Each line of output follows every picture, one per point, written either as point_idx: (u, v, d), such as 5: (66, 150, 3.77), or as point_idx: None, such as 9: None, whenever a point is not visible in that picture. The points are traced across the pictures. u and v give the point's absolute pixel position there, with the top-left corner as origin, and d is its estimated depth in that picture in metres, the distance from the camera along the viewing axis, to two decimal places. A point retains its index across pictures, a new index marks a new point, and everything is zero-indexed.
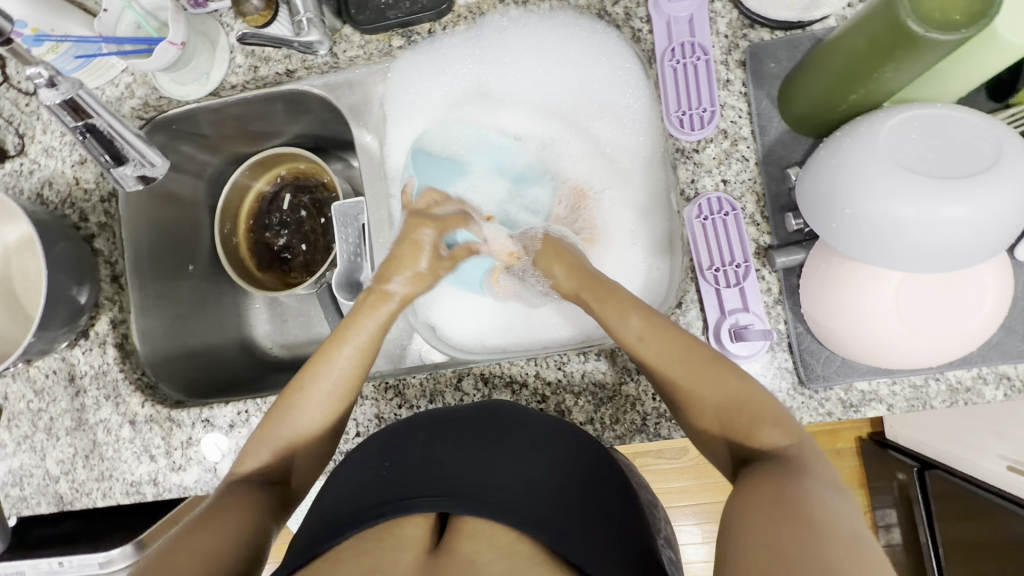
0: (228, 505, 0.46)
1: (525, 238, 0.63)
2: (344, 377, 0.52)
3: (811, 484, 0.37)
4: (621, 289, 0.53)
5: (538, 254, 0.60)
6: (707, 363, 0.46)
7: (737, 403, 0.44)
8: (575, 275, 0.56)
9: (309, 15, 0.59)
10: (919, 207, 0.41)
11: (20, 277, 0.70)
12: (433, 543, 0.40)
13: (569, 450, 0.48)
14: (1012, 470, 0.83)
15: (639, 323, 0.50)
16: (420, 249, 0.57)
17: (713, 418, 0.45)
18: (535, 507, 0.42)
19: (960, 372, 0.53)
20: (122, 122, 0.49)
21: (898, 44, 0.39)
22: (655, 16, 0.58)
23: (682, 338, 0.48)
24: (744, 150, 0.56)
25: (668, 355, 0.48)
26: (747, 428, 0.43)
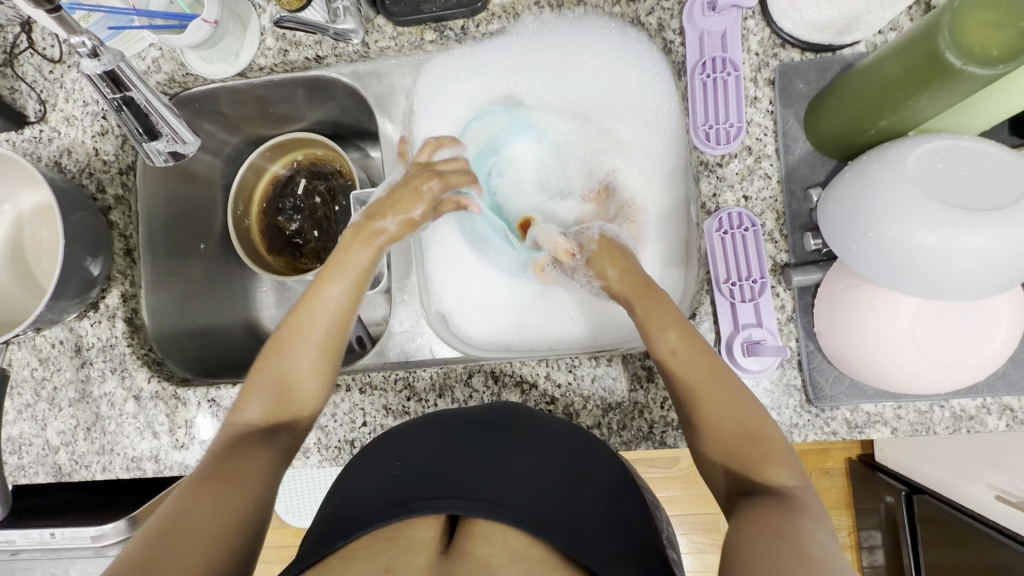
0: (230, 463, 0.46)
1: (580, 239, 0.63)
2: (330, 333, 0.54)
3: (813, 523, 0.38)
4: (670, 304, 0.54)
5: (592, 255, 0.61)
6: (731, 391, 0.48)
7: (753, 435, 0.46)
8: (626, 281, 0.58)
9: (345, 4, 0.59)
10: (943, 237, 0.41)
11: (33, 245, 0.70)
12: (443, 546, 0.40)
13: (581, 454, 0.49)
14: (999, 499, 0.85)
15: (676, 339, 0.51)
16: (420, 198, 0.60)
17: (721, 443, 0.46)
18: (546, 513, 0.42)
19: (964, 401, 0.54)
20: (159, 98, 0.49)
21: (936, 74, 0.40)
22: (689, 29, 0.58)
23: (714, 361, 0.50)
24: (767, 167, 0.57)
25: (698, 371, 0.49)
26: (755, 461, 0.44)
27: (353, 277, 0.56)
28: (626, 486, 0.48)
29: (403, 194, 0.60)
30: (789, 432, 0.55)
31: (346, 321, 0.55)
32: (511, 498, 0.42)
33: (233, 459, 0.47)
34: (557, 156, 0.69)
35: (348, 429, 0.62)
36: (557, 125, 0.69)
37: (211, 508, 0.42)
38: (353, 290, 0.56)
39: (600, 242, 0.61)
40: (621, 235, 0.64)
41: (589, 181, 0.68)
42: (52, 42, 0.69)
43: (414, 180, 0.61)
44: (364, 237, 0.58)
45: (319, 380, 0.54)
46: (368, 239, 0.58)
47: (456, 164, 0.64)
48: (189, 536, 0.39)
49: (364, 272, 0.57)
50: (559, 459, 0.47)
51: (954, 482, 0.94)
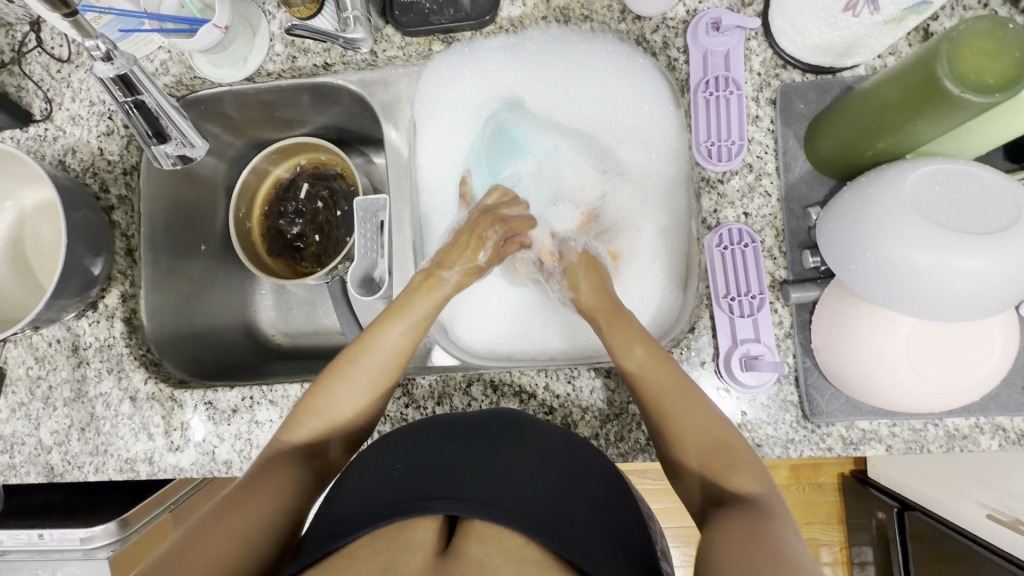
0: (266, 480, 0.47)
1: (563, 249, 0.66)
2: (381, 371, 0.54)
3: (783, 532, 0.38)
4: (633, 320, 0.56)
5: (569, 266, 0.63)
6: (693, 402, 0.49)
7: (719, 446, 0.46)
8: (597, 296, 0.59)
9: (355, 13, 0.59)
10: (938, 258, 0.42)
11: (34, 243, 0.70)
12: (440, 547, 0.40)
13: (583, 464, 0.49)
14: (990, 518, 0.86)
15: (642, 355, 0.52)
16: (480, 242, 0.62)
17: (693, 454, 0.46)
18: (544, 518, 0.42)
19: (958, 420, 0.54)
20: (170, 102, 0.50)
21: (931, 100, 0.41)
22: (692, 48, 0.59)
23: (677, 373, 0.51)
24: (767, 185, 0.58)
25: (664, 385, 0.50)
26: (723, 472, 0.45)
27: (414, 319, 0.57)
28: (625, 499, 0.48)
29: (468, 237, 0.62)
30: (785, 447, 0.56)
31: (399, 361, 0.55)
32: (508, 502, 0.42)
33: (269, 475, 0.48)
34: (556, 165, 0.71)
35: None
36: (556, 136, 0.71)
37: (236, 525, 0.43)
38: (412, 333, 0.56)
39: (579, 257, 0.63)
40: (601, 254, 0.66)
41: (589, 193, 0.70)
42: (60, 41, 0.69)
43: (477, 226, 0.63)
44: (430, 281, 0.60)
45: (359, 412, 0.54)
46: (432, 283, 0.59)
47: (518, 211, 0.66)
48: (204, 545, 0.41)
49: (424, 314, 0.58)
50: (559, 468, 0.47)
51: (945, 500, 0.95)
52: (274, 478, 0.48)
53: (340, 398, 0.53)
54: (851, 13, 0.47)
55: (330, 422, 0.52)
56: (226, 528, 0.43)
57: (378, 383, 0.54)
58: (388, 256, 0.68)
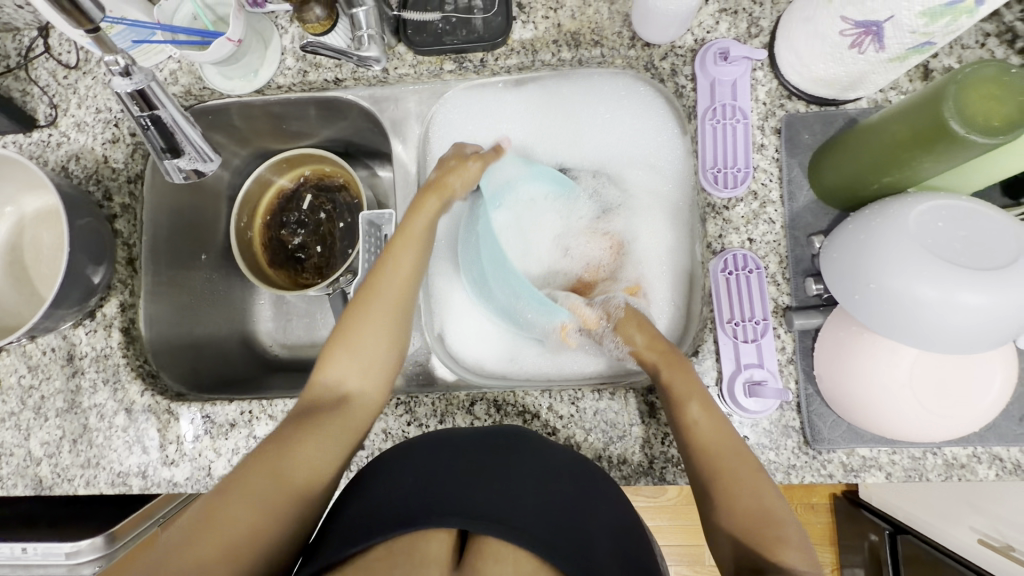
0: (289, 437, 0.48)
1: (608, 308, 0.62)
2: (397, 295, 0.55)
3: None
4: (694, 376, 0.54)
5: (618, 322, 0.60)
6: (750, 470, 0.48)
7: (767, 516, 0.45)
8: (656, 347, 0.57)
9: (370, 32, 0.60)
10: (941, 292, 0.43)
11: (32, 249, 0.69)
12: (455, 562, 0.40)
13: (592, 481, 0.49)
14: (981, 543, 0.87)
15: (698, 410, 0.52)
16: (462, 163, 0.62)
17: (738, 516, 0.45)
18: (557, 538, 0.42)
19: (956, 449, 0.55)
20: (184, 116, 0.49)
21: (938, 140, 0.42)
22: (701, 76, 0.61)
23: (735, 442, 0.50)
24: (772, 213, 0.59)
25: (719, 445, 0.50)
26: (770, 541, 0.43)
27: (416, 249, 0.58)
28: (626, 518, 0.49)
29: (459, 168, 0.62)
30: (787, 473, 0.56)
31: (406, 293, 0.56)
32: (523, 520, 0.42)
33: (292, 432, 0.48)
34: (533, 211, 0.68)
35: None
36: (534, 185, 0.67)
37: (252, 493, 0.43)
38: (416, 263, 0.58)
39: (625, 311, 0.61)
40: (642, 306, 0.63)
41: (590, 249, 0.67)
42: (69, 48, 0.69)
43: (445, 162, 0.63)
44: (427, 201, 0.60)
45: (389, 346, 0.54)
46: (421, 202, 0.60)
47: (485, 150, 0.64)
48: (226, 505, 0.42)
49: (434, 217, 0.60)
50: (566, 484, 0.48)
51: (936, 523, 0.96)
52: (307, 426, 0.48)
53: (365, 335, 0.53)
54: (857, 50, 0.48)
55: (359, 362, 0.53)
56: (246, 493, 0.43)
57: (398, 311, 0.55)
58: None
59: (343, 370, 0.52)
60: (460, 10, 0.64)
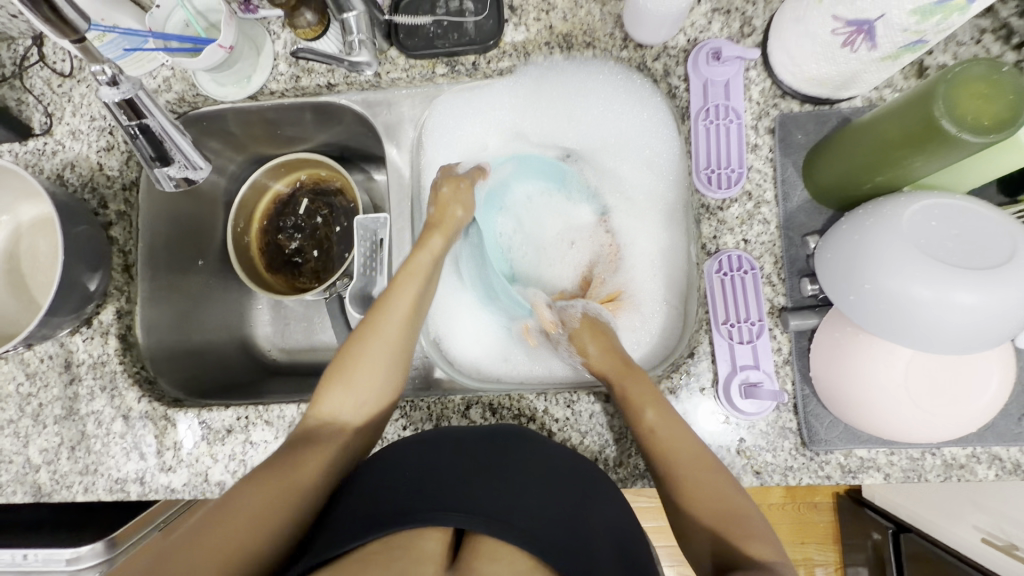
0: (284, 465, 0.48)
1: (564, 316, 0.66)
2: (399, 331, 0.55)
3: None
4: (648, 383, 0.55)
5: (573, 330, 0.63)
6: (712, 471, 0.49)
7: (732, 510, 0.47)
8: (606, 357, 0.59)
9: (361, 37, 0.59)
10: (936, 292, 0.43)
11: (29, 257, 0.69)
12: (449, 559, 0.40)
13: (587, 482, 0.49)
14: (985, 542, 0.85)
15: (655, 416, 0.52)
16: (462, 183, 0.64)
17: (706, 513, 0.47)
18: (553, 536, 0.42)
19: (955, 449, 0.55)
20: (173, 126, 0.50)
21: (930, 140, 0.42)
22: (693, 76, 0.60)
23: (698, 447, 0.51)
24: (766, 213, 0.58)
25: (675, 448, 0.50)
26: (737, 534, 0.45)
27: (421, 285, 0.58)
28: (622, 519, 0.48)
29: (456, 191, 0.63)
30: (784, 475, 0.56)
31: (409, 327, 0.56)
32: (520, 520, 0.42)
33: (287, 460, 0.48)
34: (536, 209, 0.72)
35: None
36: (528, 181, 0.72)
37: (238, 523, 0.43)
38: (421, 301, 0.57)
39: (581, 321, 0.64)
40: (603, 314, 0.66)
41: (587, 248, 0.70)
42: (62, 56, 0.69)
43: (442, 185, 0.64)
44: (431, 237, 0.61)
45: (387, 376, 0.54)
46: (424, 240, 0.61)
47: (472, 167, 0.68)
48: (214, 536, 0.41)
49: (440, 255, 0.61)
50: (564, 485, 0.48)
51: (940, 522, 0.95)
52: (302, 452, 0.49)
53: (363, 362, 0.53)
54: (849, 49, 0.48)
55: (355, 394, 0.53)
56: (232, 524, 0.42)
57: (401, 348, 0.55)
58: (387, 274, 0.69)
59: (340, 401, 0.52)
60: (452, 13, 0.63)
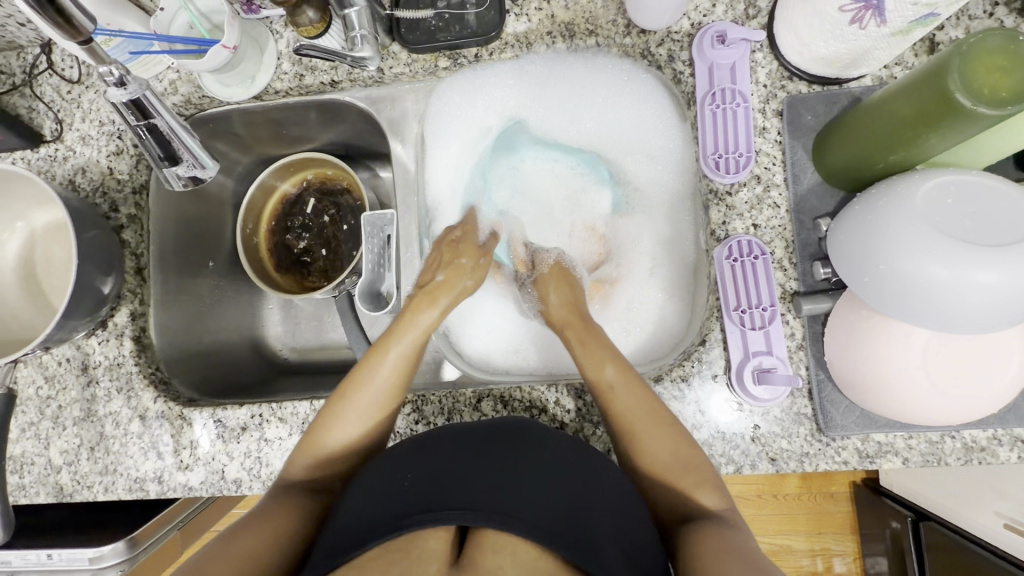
0: (260, 523, 0.47)
1: (536, 260, 0.68)
2: (385, 391, 0.54)
3: (745, 540, 0.44)
4: (605, 342, 0.57)
5: (539, 277, 0.65)
6: (668, 429, 0.51)
7: (688, 463, 0.49)
8: (566, 309, 0.61)
9: (363, 32, 0.59)
10: (953, 271, 0.42)
11: (44, 263, 0.70)
12: (453, 557, 0.41)
13: (598, 476, 0.49)
14: (1008, 528, 0.84)
15: (614, 373, 0.54)
16: (457, 248, 0.64)
17: (665, 470, 0.50)
18: (564, 531, 0.42)
19: (975, 432, 0.54)
20: (181, 124, 0.50)
21: (945, 114, 0.41)
22: (698, 61, 0.60)
23: (654, 403, 0.52)
24: (776, 197, 0.58)
25: (635, 412, 0.51)
26: (691, 484, 0.49)
27: (408, 344, 0.56)
28: (637, 509, 0.48)
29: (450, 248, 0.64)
30: (800, 461, 0.55)
31: (397, 388, 0.55)
32: (527, 516, 0.42)
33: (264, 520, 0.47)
34: (540, 172, 0.73)
35: None
36: (536, 153, 0.73)
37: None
38: (408, 357, 0.56)
39: (552, 267, 0.66)
40: (574, 265, 0.69)
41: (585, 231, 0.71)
42: (70, 63, 0.70)
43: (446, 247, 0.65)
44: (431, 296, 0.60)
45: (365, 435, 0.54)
46: (432, 297, 0.60)
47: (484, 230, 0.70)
48: None
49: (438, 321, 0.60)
50: (577, 480, 0.47)
51: (962, 509, 0.94)
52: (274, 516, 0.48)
53: (341, 427, 0.52)
54: (858, 26, 0.47)
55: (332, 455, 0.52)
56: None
57: (381, 409, 0.54)
58: (395, 270, 0.69)
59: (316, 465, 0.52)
60: (453, 6, 0.63)
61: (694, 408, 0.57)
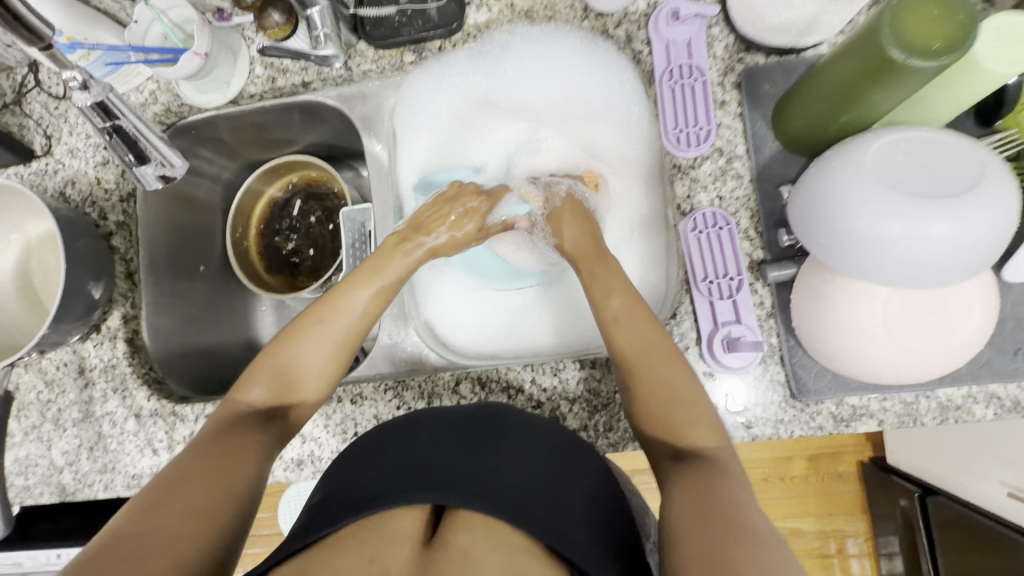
0: (227, 443, 0.47)
1: (549, 193, 0.66)
2: (349, 327, 0.56)
3: (739, 490, 0.42)
4: (617, 272, 0.57)
5: (553, 211, 0.64)
6: (674, 365, 0.50)
7: (680, 399, 0.48)
8: (581, 241, 0.61)
9: (326, 31, 0.62)
10: (907, 226, 0.42)
11: (40, 271, 0.73)
12: (427, 537, 0.41)
13: (578, 461, 0.49)
14: (1011, 497, 0.83)
15: (619, 303, 0.55)
16: (468, 215, 0.65)
17: (658, 421, 0.48)
18: (535, 510, 0.42)
19: (950, 391, 0.54)
20: (146, 125, 0.53)
21: (884, 70, 0.41)
22: (655, 39, 0.61)
23: (658, 335, 0.52)
24: (739, 167, 0.58)
25: (641, 343, 0.51)
26: (677, 427, 0.48)
27: (381, 284, 0.59)
28: (606, 488, 0.49)
29: (442, 206, 0.64)
30: (776, 428, 0.55)
31: (367, 324, 0.58)
32: (499, 495, 0.43)
33: (229, 440, 0.48)
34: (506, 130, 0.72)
35: (341, 440, 0.63)
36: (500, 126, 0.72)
37: (188, 506, 0.41)
38: (379, 296, 0.59)
39: (566, 199, 0.65)
40: (590, 199, 0.66)
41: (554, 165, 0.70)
42: (57, 81, 0.73)
43: (460, 198, 0.65)
44: (403, 248, 0.62)
45: (327, 371, 0.55)
46: (403, 248, 0.61)
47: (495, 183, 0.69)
48: (156, 532, 0.39)
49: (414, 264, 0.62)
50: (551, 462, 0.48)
51: (965, 481, 0.92)
52: (237, 440, 0.48)
53: (302, 357, 0.54)
54: None
55: (295, 386, 0.54)
56: (179, 508, 0.40)
57: (344, 344, 0.56)
58: None
59: (272, 393, 0.53)
60: (415, 1, 0.65)
61: None
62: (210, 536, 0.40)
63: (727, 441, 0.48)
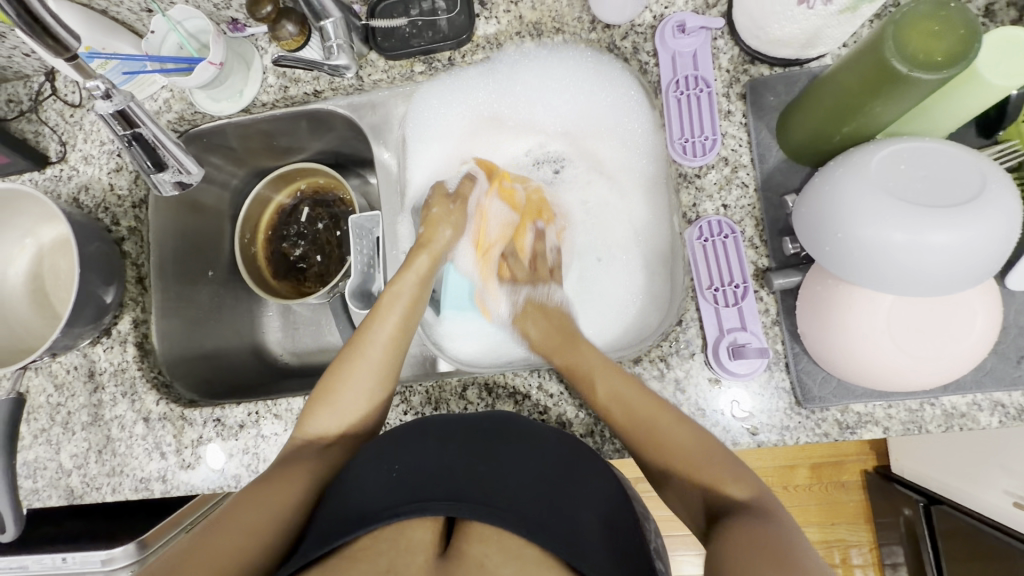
0: (280, 477, 0.50)
1: (513, 300, 0.71)
2: (384, 355, 0.58)
3: (782, 528, 0.41)
4: (592, 351, 0.59)
5: (518, 316, 0.69)
6: (677, 424, 0.51)
7: (703, 445, 0.49)
8: (545, 337, 0.65)
9: (338, 41, 0.63)
10: (911, 235, 0.43)
11: (52, 276, 0.74)
12: (440, 548, 0.42)
13: (591, 471, 0.49)
14: (1017, 507, 0.82)
15: (603, 384, 0.56)
16: (444, 198, 0.71)
17: (682, 467, 0.49)
18: (544, 517, 0.43)
19: (955, 398, 0.54)
20: (164, 132, 0.54)
21: (887, 82, 0.42)
22: (661, 51, 0.62)
23: (650, 396, 0.54)
24: (744, 177, 0.59)
25: (633, 405, 0.53)
26: (712, 478, 0.47)
27: (406, 298, 0.61)
28: (618, 497, 0.49)
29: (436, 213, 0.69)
30: (781, 434, 0.56)
31: (399, 339, 0.60)
32: (508, 502, 0.43)
33: (281, 473, 0.50)
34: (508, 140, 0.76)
35: None
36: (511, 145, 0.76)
37: (234, 532, 0.44)
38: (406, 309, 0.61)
39: (531, 304, 0.69)
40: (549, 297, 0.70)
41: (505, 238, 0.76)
42: (72, 89, 0.74)
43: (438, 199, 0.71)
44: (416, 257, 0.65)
45: (367, 402, 0.56)
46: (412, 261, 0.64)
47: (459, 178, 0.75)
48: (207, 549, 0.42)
49: (424, 274, 0.64)
50: (567, 474, 0.47)
51: (971, 490, 0.92)
52: (287, 471, 0.51)
53: (344, 389, 0.56)
54: (805, 6, 0.49)
55: (339, 416, 0.55)
56: (229, 531, 0.44)
57: (384, 370, 0.57)
58: (384, 271, 0.71)
59: (325, 426, 0.55)
60: (425, 13, 0.66)
61: (674, 387, 0.57)
62: (247, 551, 0.43)
63: (763, 487, 0.47)
